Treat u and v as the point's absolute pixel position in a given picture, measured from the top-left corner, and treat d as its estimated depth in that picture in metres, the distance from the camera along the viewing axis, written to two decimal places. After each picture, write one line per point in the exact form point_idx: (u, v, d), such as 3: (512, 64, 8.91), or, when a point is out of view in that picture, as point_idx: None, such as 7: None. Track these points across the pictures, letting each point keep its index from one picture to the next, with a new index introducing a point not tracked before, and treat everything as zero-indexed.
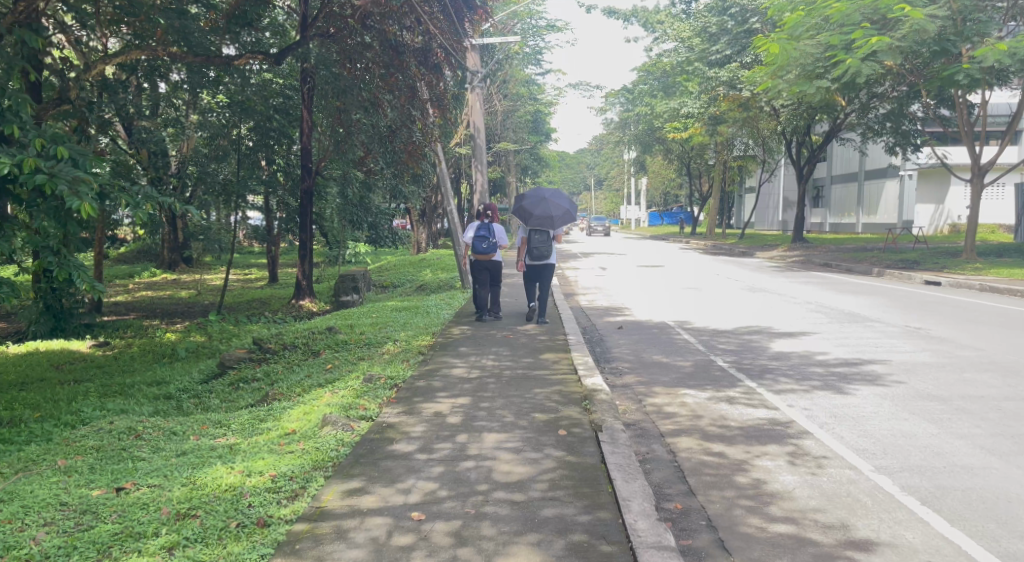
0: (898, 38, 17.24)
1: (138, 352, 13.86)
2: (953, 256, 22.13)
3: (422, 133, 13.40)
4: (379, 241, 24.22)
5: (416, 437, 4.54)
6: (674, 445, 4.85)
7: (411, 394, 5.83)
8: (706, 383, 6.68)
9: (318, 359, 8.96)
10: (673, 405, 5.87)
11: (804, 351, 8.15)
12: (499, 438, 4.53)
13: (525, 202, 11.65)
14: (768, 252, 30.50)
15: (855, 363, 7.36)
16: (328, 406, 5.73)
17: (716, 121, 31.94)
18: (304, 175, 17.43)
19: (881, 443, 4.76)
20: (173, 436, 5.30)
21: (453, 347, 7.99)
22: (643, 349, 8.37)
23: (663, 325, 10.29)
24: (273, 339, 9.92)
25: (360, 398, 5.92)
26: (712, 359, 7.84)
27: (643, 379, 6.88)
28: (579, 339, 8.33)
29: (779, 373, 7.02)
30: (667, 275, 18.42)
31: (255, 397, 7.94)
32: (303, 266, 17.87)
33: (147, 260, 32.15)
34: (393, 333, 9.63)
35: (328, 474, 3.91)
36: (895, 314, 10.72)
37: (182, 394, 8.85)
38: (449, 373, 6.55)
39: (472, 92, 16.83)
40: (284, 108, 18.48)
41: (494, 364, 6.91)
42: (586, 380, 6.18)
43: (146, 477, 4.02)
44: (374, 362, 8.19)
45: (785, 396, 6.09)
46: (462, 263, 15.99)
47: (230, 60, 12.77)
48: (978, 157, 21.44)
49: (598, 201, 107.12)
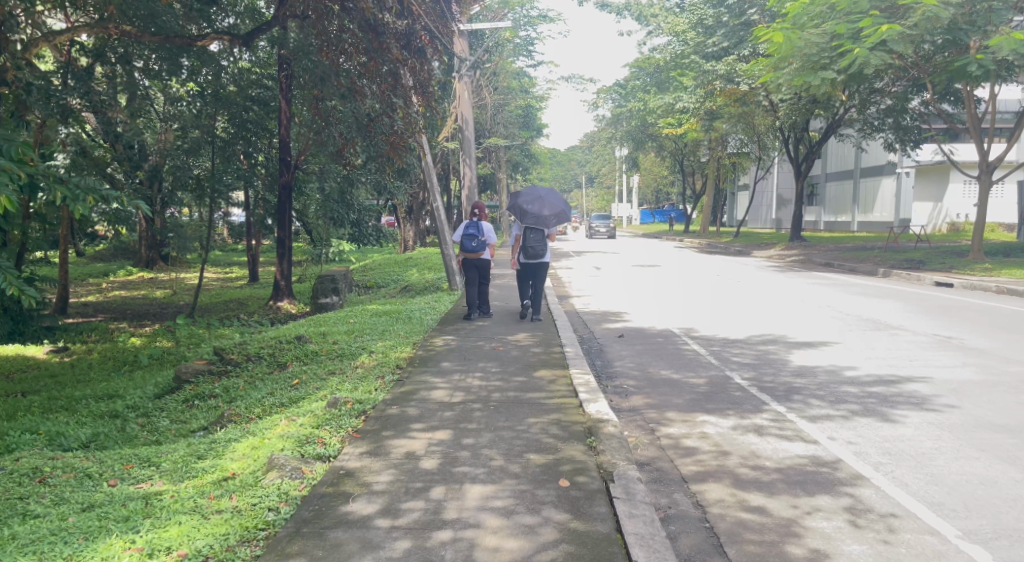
0: (910, 26, 16.36)
1: (97, 359, 12.77)
2: (959, 256, 21.30)
3: (403, 123, 12.35)
4: (363, 239, 23.24)
5: (379, 492, 3.60)
6: (702, 496, 3.93)
7: (380, 424, 4.89)
8: (728, 407, 5.76)
9: (283, 373, 7.99)
10: (692, 438, 4.96)
11: (829, 364, 7.26)
12: (485, 493, 3.60)
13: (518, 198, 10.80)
14: (766, 252, 29.58)
15: (893, 381, 6.45)
16: (280, 441, 4.78)
17: (712, 116, 30.96)
18: (283, 169, 16.42)
19: (958, 494, 3.86)
20: (86, 480, 4.35)
21: (434, 360, 7.04)
22: (649, 364, 7.44)
23: (667, 333, 9.37)
24: (237, 349, 8.93)
25: (319, 430, 4.98)
26: (728, 375, 6.94)
27: (653, 402, 5.95)
28: (577, 351, 7.40)
29: (809, 394, 6.12)
30: (666, 275, 17.50)
31: (209, 419, 6.97)
32: (281, 265, 16.86)
33: (124, 257, 31.03)
34: (369, 343, 8.66)
35: (256, 554, 2.99)
36: (921, 321, 9.83)
37: (130, 412, 7.87)
38: (428, 396, 5.60)
39: (459, 80, 15.81)
40: (261, 99, 17.33)
41: (482, 384, 5.97)
42: (589, 406, 5.25)
43: (19, 554, 3.07)
44: (345, 379, 7.21)
45: (823, 424, 5.20)
46: (450, 263, 15.01)
47: (194, 42, 11.74)
48: (984, 153, 20.59)
49: (588, 198, 105.93)
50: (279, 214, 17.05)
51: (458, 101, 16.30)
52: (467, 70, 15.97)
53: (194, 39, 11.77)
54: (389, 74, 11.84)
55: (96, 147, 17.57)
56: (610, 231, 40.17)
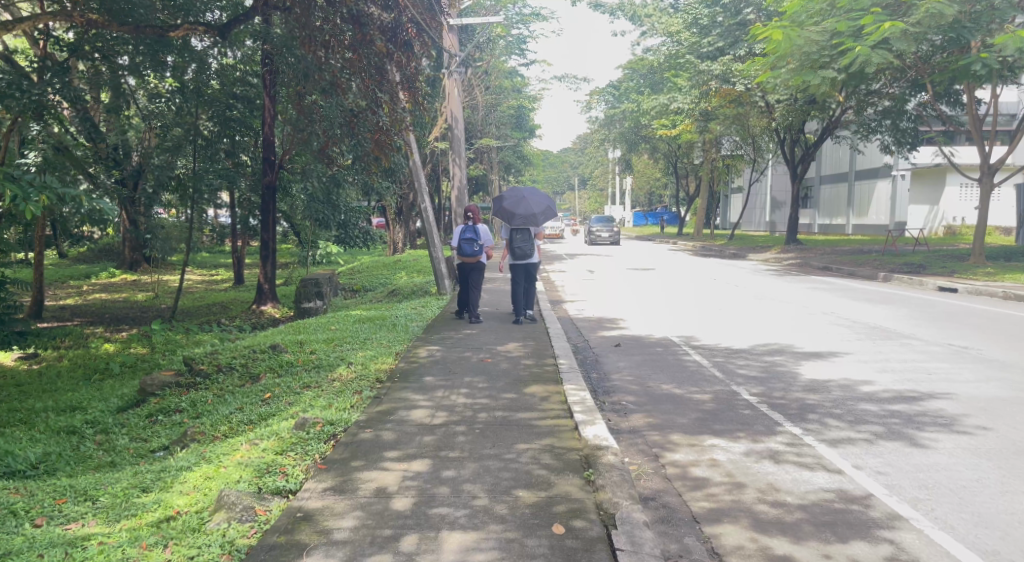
0: (913, 23, 15.86)
1: (66, 367, 12.15)
2: (959, 260, 20.86)
3: (388, 118, 11.82)
4: (349, 243, 22.20)
5: (340, 543, 3.09)
6: (716, 541, 3.40)
7: (351, 451, 4.36)
8: (738, 428, 5.23)
9: (255, 386, 7.44)
10: (701, 466, 4.43)
11: (843, 379, 6.73)
12: (463, 543, 3.08)
13: (502, 202, 10.50)
14: (762, 255, 29.03)
15: (915, 398, 5.92)
16: (236, 471, 4.24)
17: (706, 116, 30.49)
18: (267, 170, 15.87)
19: (1015, 541, 3.33)
20: (9, 520, 3.82)
21: (417, 374, 6.50)
22: (649, 378, 6.91)
23: (666, 342, 8.83)
24: (207, 358, 8.36)
25: (282, 457, 4.43)
26: (735, 391, 6.40)
27: (656, 422, 5.42)
28: (571, 363, 6.86)
29: (825, 413, 5.58)
30: (662, 279, 17.01)
31: (170, 438, 6.41)
32: (265, 268, 16.26)
33: (109, 259, 30.37)
34: (349, 352, 8.09)
35: None
36: (931, 329, 9.36)
37: (89, 428, 7.31)
38: (406, 416, 5.05)
39: (450, 77, 15.25)
40: (245, 97, 16.76)
41: (467, 402, 5.42)
42: (585, 429, 4.71)
43: None
44: (319, 394, 6.65)
45: (845, 449, 4.67)
46: (438, 265, 14.42)
47: (167, 33, 11.37)
48: (986, 155, 20.12)
49: (581, 200, 105.01)
50: (262, 216, 16.44)
51: (448, 100, 15.73)
52: (457, 66, 15.39)
53: (167, 28, 11.51)
54: (372, 67, 11.29)
55: (74, 145, 16.97)
56: (612, 236, 34.92)
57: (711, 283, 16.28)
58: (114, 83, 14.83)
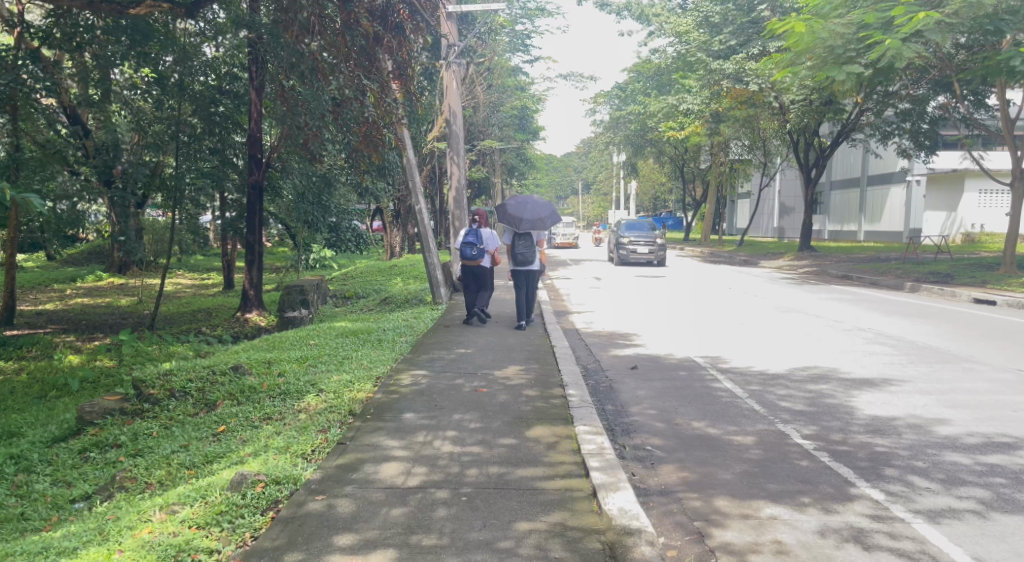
0: (948, 14, 14.82)
1: (21, 383, 10.93)
2: (988, 269, 19.71)
3: (373, 107, 10.64)
4: (338, 245, 20.79)
5: None
6: None
7: (290, 535, 3.25)
8: (799, 490, 4.09)
9: (207, 418, 6.31)
10: (765, 552, 3.31)
11: (910, 416, 5.59)
12: None
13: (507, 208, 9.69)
14: (775, 262, 27.72)
15: (1013, 448, 4.79)
16: (131, 554, 3.12)
17: (716, 119, 29.16)
18: (253, 168, 14.68)
19: None
20: None
21: (396, 407, 5.36)
22: (676, 413, 5.77)
23: (690, 364, 7.68)
24: (159, 380, 7.20)
25: (198, 536, 3.30)
26: (783, 432, 5.25)
27: (694, 480, 4.30)
28: (581, 394, 5.72)
29: (905, 467, 4.44)
30: (674, 289, 15.86)
31: (96, 486, 5.26)
32: (250, 271, 15.07)
33: (97, 262, 29.27)
34: (322, 377, 6.93)
35: None
36: (988, 350, 8.28)
37: (9, 465, 6.16)
38: (373, 474, 3.94)
39: (448, 68, 14.21)
40: (232, 92, 15.05)
41: (454, 452, 4.30)
42: (607, 498, 3.58)
43: None
44: (278, 432, 5.52)
45: (952, 529, 3.55)
46: (433, 271, 13.25)
47: (127, 10, 10.18)
48: (1018, 159, 18.98)
49: (584, 204, 103.14)
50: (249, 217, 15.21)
51: (445, 94, 14.67)
52: (455, 57, 14.33)
53: (129, 4, 10.32)
54: (362, 53, 10.22)
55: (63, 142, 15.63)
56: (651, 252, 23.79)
57: (726, 292, 15.22)
58: (103, 84, 13.74)
